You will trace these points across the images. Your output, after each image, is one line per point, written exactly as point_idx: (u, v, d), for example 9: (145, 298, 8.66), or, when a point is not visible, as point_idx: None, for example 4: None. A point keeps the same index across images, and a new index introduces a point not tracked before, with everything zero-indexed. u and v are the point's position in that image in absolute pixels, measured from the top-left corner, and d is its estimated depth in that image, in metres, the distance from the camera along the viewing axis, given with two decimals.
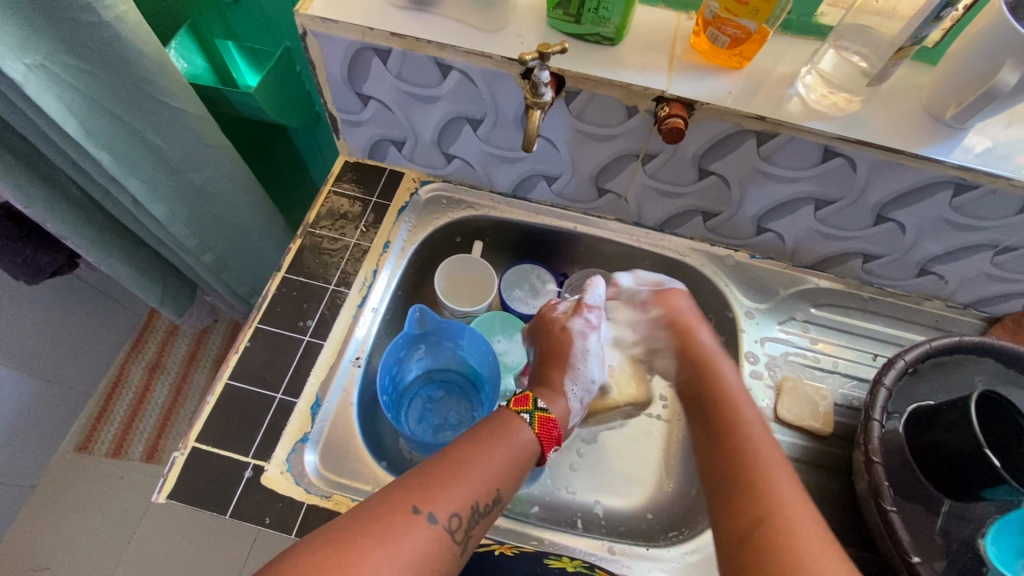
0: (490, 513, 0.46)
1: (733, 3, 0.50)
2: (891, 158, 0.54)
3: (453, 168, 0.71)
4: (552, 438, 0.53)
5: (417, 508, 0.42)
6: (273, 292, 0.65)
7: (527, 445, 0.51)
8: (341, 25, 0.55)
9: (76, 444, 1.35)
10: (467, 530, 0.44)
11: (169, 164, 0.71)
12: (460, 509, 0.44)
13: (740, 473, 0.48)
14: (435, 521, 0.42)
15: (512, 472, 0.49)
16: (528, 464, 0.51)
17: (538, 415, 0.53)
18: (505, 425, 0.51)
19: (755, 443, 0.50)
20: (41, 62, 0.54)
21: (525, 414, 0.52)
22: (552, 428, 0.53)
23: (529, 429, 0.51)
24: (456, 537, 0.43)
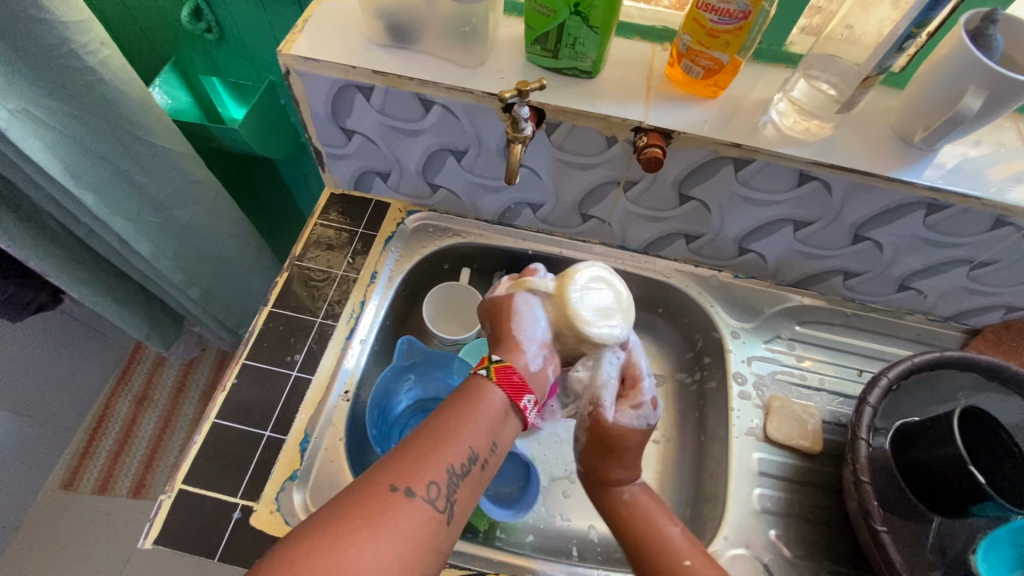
0: (473, 478, 0.43)
1: (704, 37, 0.52)
2: (865, 180, 0.55)
3: (439, 198, 0.72)
4: (515, 383, 0.49)
5: (394, 486, 0.39)
6: (260, 327, 0.64)
7: (499, 403, 0.47)
8: (324, 64, 0.56)
9: (60, 483, 1.32)
10: (450, 496, 0.41)
11: (155, 201, 0.71)
12: (438, 476, 0.41)
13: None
14: (415, 495, 0.39)
15: (488, 435, 0.45)
16: (506, 420, 0.47)
17: (495, 366, 0.49)
18: (469, 394, 0.47)
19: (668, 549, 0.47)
20: (26, 107, 0.54)
21: (483, 369, 0.49)
22: (511, 374, 0.49)
23: (496, 384, 0.48)
24: (441, 504, 0.40)
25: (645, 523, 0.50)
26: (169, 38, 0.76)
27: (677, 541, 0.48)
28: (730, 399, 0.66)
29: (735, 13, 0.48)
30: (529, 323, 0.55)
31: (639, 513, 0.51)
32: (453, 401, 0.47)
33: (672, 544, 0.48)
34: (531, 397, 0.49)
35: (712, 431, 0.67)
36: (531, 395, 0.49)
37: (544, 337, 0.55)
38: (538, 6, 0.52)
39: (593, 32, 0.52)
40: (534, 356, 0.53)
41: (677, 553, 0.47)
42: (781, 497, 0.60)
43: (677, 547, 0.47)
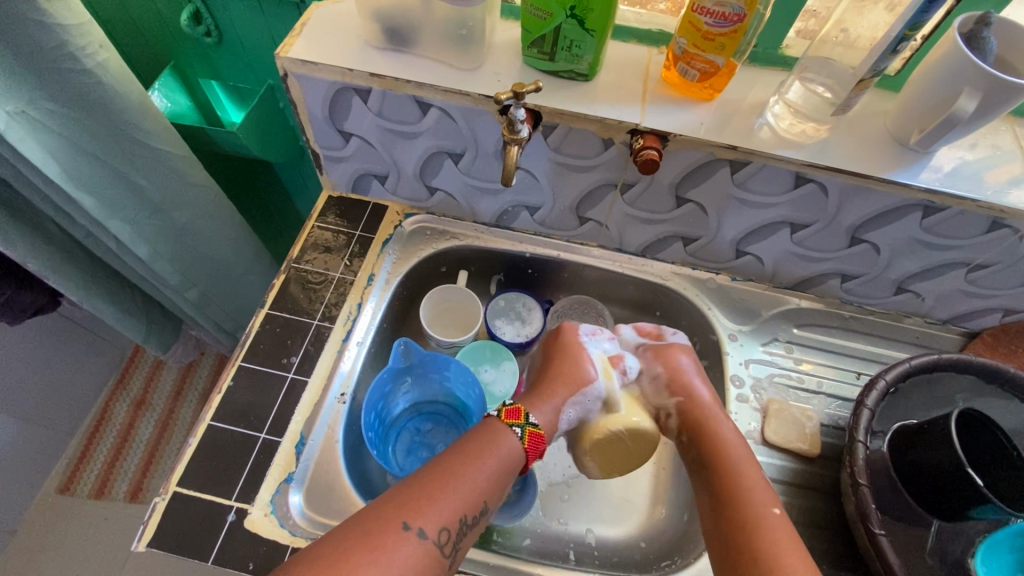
0: (476, 526, 0.48)
1: (699, 40, 0.52)
2: (861, 182, 0.55)
3: (436, 200, 0.72)
4: (538, 453, 0.54)
5: (408, 525, 0.43)
6: (256, 329, 0.64)
7: (511, 454, 0.52)
8: (321, 67, 0.56)
9: (57, 487, 1.32)
10: (455, 543, 0.45)
11: (153, 204, 0.71)
12: (449, 523, 0.45)
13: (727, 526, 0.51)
14: (424, 535, 0.43)
15: (494, 486, 0.50)
16: (511, 473, 0.52)
17: (527, 429, 0.54)
18: (487, 441, 0.52)
19: (749, 495, 0.52)
20: (24, 109, 0.54)
21: (517, 428, 0.53)
22: (540, 444, 0.54)
23: (513, 433, 0.53)
24: (446, 550, 0.44)
25: (729, 469, 0.55)
26: (169, 42, 0.76)
27: (761, 492, 0.53)
28: (728, 401, 0.66)
29: (729, 16, 0.49)
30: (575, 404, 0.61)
31: (723, 467, 0.55)
32: (467, 442, 0.52)
33: (752, 491, 0.53)
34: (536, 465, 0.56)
35: None
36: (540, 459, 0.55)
37: (574, 417, 0.62)
38: (535, 9, 0.52)
39: (589, 35, 0.52)
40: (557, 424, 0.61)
41: (759, 498, 0.52)
42: (780, 501, 0.59)
43: (759, 495, 0.52)
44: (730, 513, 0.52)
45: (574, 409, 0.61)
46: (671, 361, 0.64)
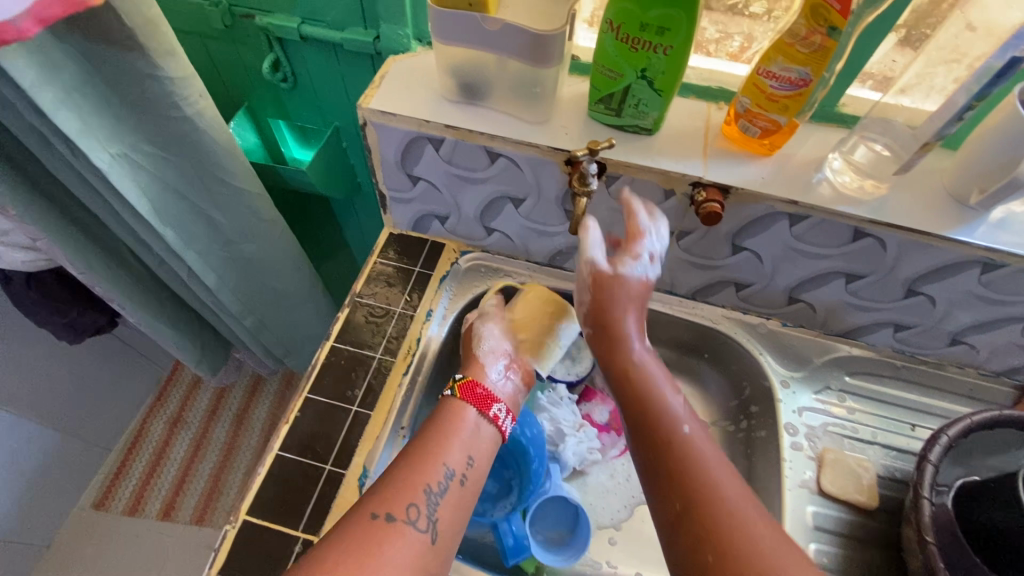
0: (452, 494, 0.50)
1: (763, 100, 0.54)
2: (919, 238, 0.56)
3: (492, 240, 0.75)
4: (481, 395, 0.58)
5: (376, 513, 0.46)
6: (322, 361, 0.67)
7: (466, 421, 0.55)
8: (399, 118, 0.60)
9: (93, 501, 1.35)
10: (430, 516, 0.48)
11: (225, 237, 0.74)
12: (417, 499, 0.48)
13: (659, 465, 0.48)
14: (396, 518, 0.46)
15: (461, 453, 0.53)
16: (477, 438, 0.55)
17: (460, 385, 0.59)
18: (446, 421, 0.55)
19: (666, 411, 0.51)
20: (125, 151, 0.59)
21: (449, 390, 0.58)
22: (476, 389, 0.58)
23: (463, 403, 0.57)
24: (421, 524, 0.47)
25: (646, 391, 0.53)
26: (245, 85, 0.81)
27: (675, 410, 0.51)
28: (782, 449, 0.66)
29: (795, 81, 0.51)
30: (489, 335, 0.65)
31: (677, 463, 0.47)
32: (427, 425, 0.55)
33: (671, 411, 0.51)
34: (498, 406, 0.58)
35: (762, 481, 0.67)
36: (498, 405, 0.58)
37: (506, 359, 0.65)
38: (606, 70, 0.55)
39: (656, 95, 0.55)
40: (498, 379, 0.63)
41: (676, 415, 0.51)
42: (838, 554, 0.59)
43: (680, 416, 0.51)
44: (690, 489, 0.46)
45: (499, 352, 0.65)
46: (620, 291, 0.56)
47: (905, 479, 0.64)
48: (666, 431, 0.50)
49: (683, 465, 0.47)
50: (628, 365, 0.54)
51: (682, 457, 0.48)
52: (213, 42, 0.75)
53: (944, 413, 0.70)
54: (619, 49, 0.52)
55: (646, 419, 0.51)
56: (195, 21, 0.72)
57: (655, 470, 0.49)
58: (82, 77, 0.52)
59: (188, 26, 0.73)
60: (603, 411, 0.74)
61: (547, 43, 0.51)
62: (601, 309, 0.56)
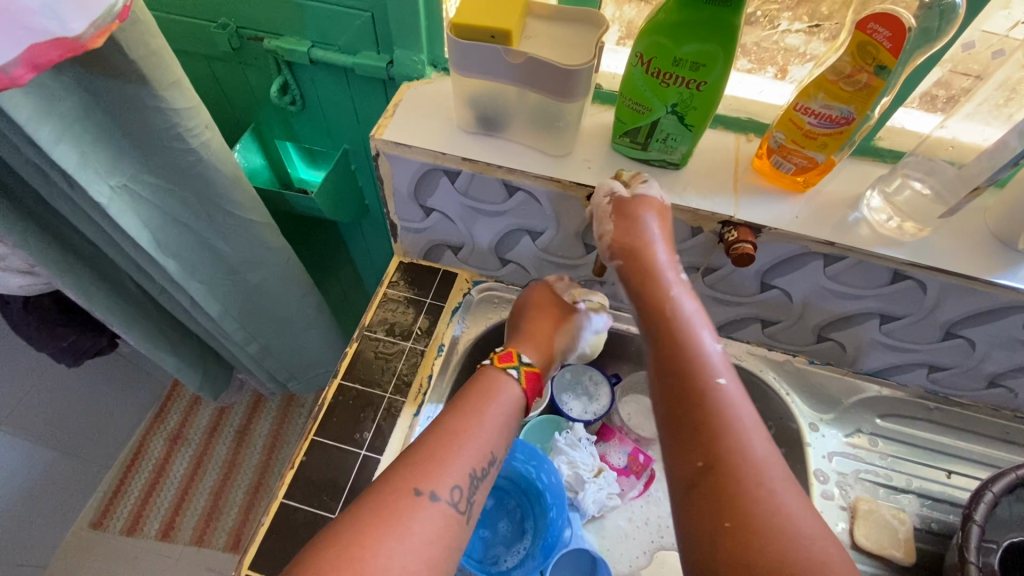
0: (489, 480, 0.47)
1: (800, 136, 0.52)
2: (963, 282, 0.53)
3: (507, 271, 0.72)
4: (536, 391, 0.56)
5: (420, 489, 0.42)
6: (329, 401, 0.63)
7: (513, 400, 0.52)
8: (414, 149, 0.57)
9: (90, 521, 1.30)
10: (469, 498, 0.45)
11: (229, 266, 0.71)
12: (460, 481, 0.44)
13: (682, 410, 0.45)
14: (440, 498, 0.43)
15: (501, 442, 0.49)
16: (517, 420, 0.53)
17: (523, 369, 0.56)
18: (492, 396, 0.51)
19: (699, 358, 0.47)
20: (126, 183, 0.56)
21: (512, 369, 0.55)
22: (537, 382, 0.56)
23: (516, 381, 0.54)
24: (462, 506, 0.43)
25: (680, 335, 0.49)
26: (251, 106, 0.78)
27: (710, 355, 0.48)
28: (813, 498, 0.62)
29: (837, 119, 0.49)
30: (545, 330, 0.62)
31: (706, 414, 0.43)
32: (471, 388, 0.52)
33: (705, 356, 0.47)
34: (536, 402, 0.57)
35: None
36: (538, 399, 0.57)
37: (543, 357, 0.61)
38: (634, 104, 0.52)
39: (687, 130, 0.52)
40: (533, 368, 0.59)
41: (710, 363, 0.47)
42: None
43: (714, 362, 0.47)
44: (711, 427, 0.42)
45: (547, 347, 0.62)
46: (641, 227, 0.52)
47: (942, 531, 0.61)
48: (694, 375, 0.46)
49: (713, 408, 0.43)
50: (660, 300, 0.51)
51: (710, 400, 0.44)
52: (219, 63, 0.72)
53: (982, 458, 0.66)
54: (648, 83, 0.50)
55: (676, 366, 0.47)
56: (201, 43, 0.69)
57: (675, 408, 0.45)
58: (83, 108, 0.49)
59: (194, 48, 0.70)
60: (621, 452, 0.70)
61: (573, 78, 0.48)
62: (632, 242, 0.52)
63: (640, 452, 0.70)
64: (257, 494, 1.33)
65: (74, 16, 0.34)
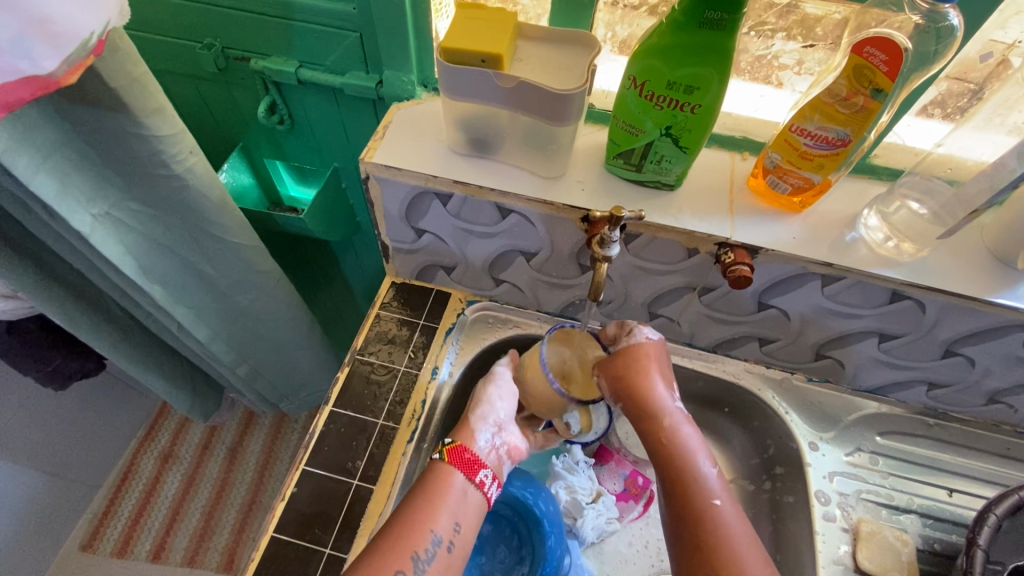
0: (440, 560, 0.48)
1: (796, 157, 0.51)
2: (962, 303, 0.53)
3: (501, 291, 0.71)
4: (468, 463, 0.53)
5: None
6: (320, 429, 0.62)
7: (454, 490, 0.51)
8: (405, 173, 0.56)
9: (81, 542, 1.27)
10: None
11: (217, 289, 0.69)
12: (405, 564, 0.46)
13: (690, 538, 0.49)
14: None
15: (448, 517, 0.50)
16: (464, 501, 0.51)
17: (448, 450, 0.53)
18: (431, 488, 0.51)
19: (703, 490, 0.50)
20: (108, 211, 0.54)
21: (436, 456, 0.53)
22: (463, 452, 0.53)
23: (449, 466, 0.52)
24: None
25: (682, 461, 0.52)
26: (239, 125, 0.77)
27: (710, 482, 0.51)
28: (814, 520, 0.61)
29: (833, 140, 0.48)
30: (496, 397, 0.58)
31: (711, 542, 0.48)
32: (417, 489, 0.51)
33: (704, 482, 0.51)
34: (486, 470, 0.54)
35: (790, 552, 0.62)
36: (486, 469, 0.54)
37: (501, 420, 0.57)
38: (627, 126, 0.51)
39: (682, 152, 0.51)
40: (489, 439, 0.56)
41: (711, 493, 0.50)
42: None
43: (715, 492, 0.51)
44: (715, 556, 0.47)
45: (495, 418, 0.57)
46: (642, 370, 0.54)
47: (947, 552, 0.61)
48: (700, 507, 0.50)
49: (717, 541, 0.48)
50: (664, 432, 0.53)
51: (712, 529, 0.48)
52: (205, 83, 0.71)
53: (984, 476, 0.65)
54: (642, 105, 0.49)
55: (684, 503, 0.50)
56: (187, 64, 0.68)
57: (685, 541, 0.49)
58: (62, 137, 0.48)
59: (179, 68, 0.69)
60: (620, 476, 0.69)
61: (567, 102, 0.47)
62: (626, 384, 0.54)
63: (639, 474, 0.69)
64: (250, 513, 1.31)
65: (44, 54, 0.33)
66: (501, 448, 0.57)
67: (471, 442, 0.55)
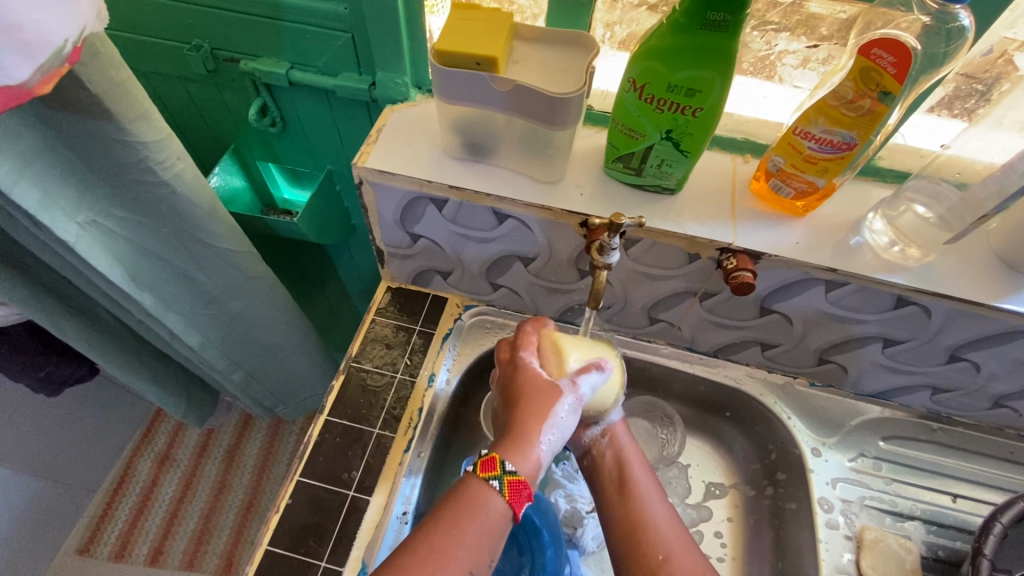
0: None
1: (800, 161, 0.50)
2: (968, 308, 0.51)
3: (498, 296, 0.70)
4: (523, 499, 0.46)
5: None
6: (315, 439, 0.61)
7: (495, 520, 0.45)
8: (398, 178, 0.55)
9: (77, 546, 1.24)
10: None
11: (209, 296, 0.68)
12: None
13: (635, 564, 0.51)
14: None
15: (469, 563, 0.42)
16: (499, 540, 0.45)
17: (507, 479, 0.45)
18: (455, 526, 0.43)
19: (649, 514, 0.53)
20: (95, 219, 0.53)
21: (494, 481, 0.45)
22: (523, 488, 0.46)
23: (501, 498, 0.45)
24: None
25: (632, 489, 0.55)
26: (230, 128, 0.75)
27: (655, 510, 0.53)
28: (817, 528, 0.61)
29: (838, 144, 0.47)
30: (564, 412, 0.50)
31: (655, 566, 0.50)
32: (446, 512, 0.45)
33: (652, 511, 0.53)
34: (528, 508, 0.47)
35: (792, 559, 0.62)
36: (530, 504, 0.47)
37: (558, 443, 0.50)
38: (626, 129, 0.50)
39: (682, 156, 0.50)
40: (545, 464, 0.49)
41: (660, 529, 0.52)
42: None
43: (663, 531, 0.52)
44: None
45: (559, 427, 0.49)
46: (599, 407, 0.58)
47: (951, 559, 0.60)
48: (648, 539, 0.51)
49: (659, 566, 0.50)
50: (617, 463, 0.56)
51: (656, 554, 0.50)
52: (195, 85, 0.69)
53: (988, 481, 0.64)
54: (641, 108, 0.48)
55: (631, 533, 0.52)
56: (175, 65, 0.66)
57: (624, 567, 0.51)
58: (45, 145, 0.46)
59: (167, 70, 0.68)
60: None
61: (564, 106, 0.46)
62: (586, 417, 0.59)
63: None
64: (248, 515, 1.30)
65: (17, 63, 0.32)
66: (546, 468, 0.51)
67: (529, 470, 0.47)
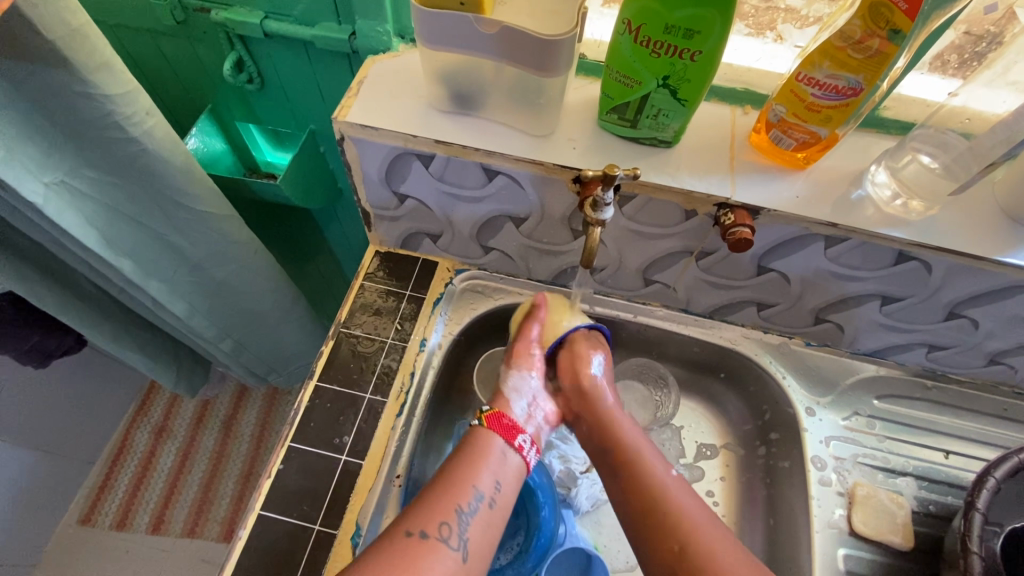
0: (484, 515, 0.47)
1: (802, 108, 0.47)
2: (969, 263, 0.50)
3: (489, 259, 0.68)
4: (508, 427, 0.53)
5: (411, 530, 0.44)
6: (305, 404, 0.60)
7: (502, 456, 0.50)
8: (382, 132, 0.52)
9: (79, 517, 1.27)
10: (462, 534, 0.45)
11: (192, 261, 0.66)
12: (448, 516, 0.45)
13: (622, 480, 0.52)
14: (429, 535, 0.43)
15: (490, 475, 0.49)
16: (507, 473, 0.50)
17: (487, 414, 0.53)
18: (468, 454, 0.50)
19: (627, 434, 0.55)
20: (63, 179, 0.50)
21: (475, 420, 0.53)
22: (502, 417, 0.53)
23: (490, 432, 0.52)
24: (454, 542, 0.44)
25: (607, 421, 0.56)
26: (205, 85, 0.72)
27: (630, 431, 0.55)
28: (810, 485, 0.61)
29: (843, 89, 0.45)
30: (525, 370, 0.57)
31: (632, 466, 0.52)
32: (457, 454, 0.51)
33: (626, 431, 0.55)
34: (524, 434, 0.53)
35: (785, 515, 0.62)
36: (523, 433, 0.53)
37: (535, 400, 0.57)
38: (622, 77, 0.47)
39: (680, 106, 0.48)
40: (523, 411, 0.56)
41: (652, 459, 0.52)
42: None
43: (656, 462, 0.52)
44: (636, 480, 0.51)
45: (529, 390, 0.57)
46: (580, 354, 0.58)
47: (942, 514, 0.60)
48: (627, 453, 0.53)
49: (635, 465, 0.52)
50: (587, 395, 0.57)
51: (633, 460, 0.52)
52: (166, 39, 0.66)
53: (980, 437, 0.65)
54: (637, 53, 0.45)
55: (619, 459, 0.53)
56: (143, 17, 0.62)
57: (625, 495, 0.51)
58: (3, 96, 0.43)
59: (135, 22, 0.64)
60: None
61: (556, 49, 0.43)
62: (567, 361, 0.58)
63: None
64: (248, 482, 1.31)
65: None
66: (539, 417, 0.57)
67: (507, 409, 0.55)
